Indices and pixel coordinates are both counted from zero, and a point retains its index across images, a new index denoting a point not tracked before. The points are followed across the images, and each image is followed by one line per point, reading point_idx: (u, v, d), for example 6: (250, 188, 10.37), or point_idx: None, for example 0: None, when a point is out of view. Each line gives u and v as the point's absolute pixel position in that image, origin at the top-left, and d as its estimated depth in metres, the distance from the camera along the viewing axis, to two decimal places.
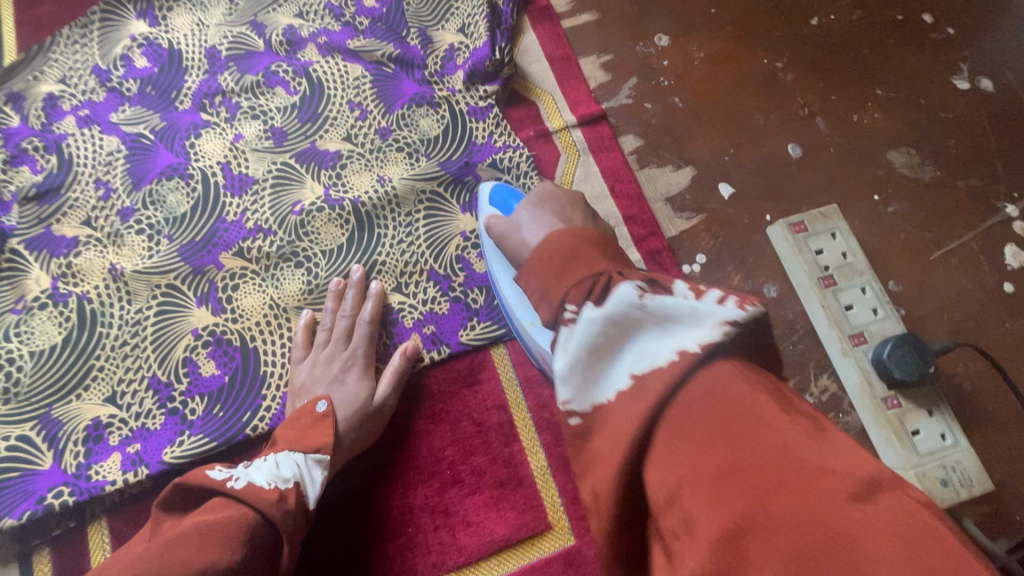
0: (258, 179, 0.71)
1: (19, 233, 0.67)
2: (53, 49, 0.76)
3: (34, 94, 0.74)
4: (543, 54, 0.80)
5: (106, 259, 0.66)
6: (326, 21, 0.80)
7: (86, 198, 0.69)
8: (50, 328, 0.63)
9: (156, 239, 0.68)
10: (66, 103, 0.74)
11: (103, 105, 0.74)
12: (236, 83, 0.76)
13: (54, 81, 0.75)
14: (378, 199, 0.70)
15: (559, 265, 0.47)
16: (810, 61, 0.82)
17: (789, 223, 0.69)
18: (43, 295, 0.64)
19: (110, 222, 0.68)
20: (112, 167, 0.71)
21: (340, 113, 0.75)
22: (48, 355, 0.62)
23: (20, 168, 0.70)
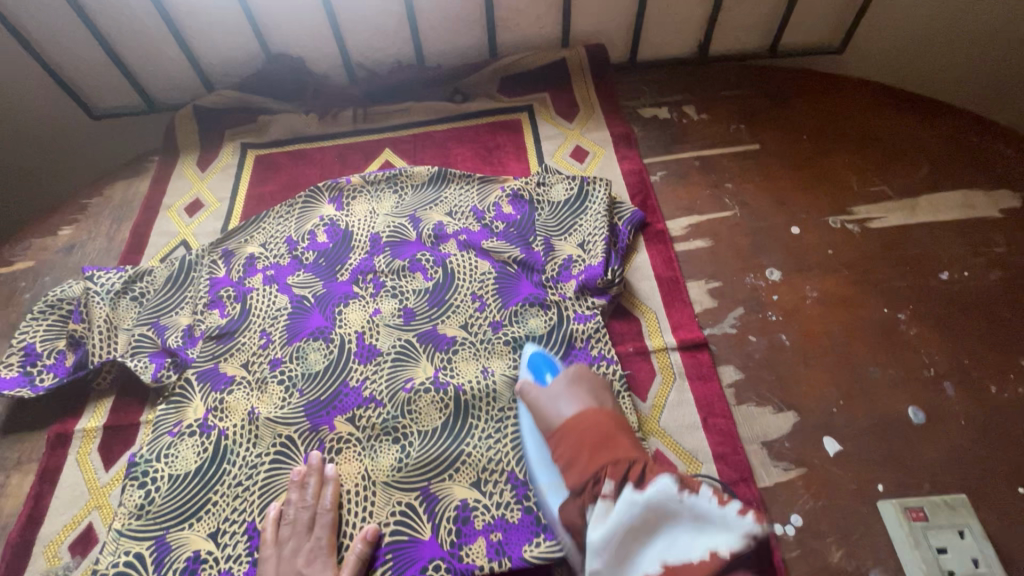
0: (383, 351, 0.82)
1: (194, 364, 0.83)
2: (265, 221, 0.99)
3: (241, 253, 0.96)
4: (653, 273, 0.87)
5: (249, 401, 0.79)
6: (469, 221, 0.95)
7: (250, 344, 0.85)
8: (189, 455, 0.75)
9: (290, 390, 0.79)
10: (261, 263, 0.94)
11: (285, 268, 0.93)
12: (387, 265, 0.91)
13: (257, 244, 0.97)
14: (478, 391, 0.76)
15: (596, 439, 0.59)
16: (939, 317, 0.79)
17: (905, 508, 0.64)
18: (195, 424, 0.77)
19: (261, 368, 0.82)
20: (276, 321, 0.87)
21: (463, 302, 0.86)
22: (180, 479, 0.73)
23: (212, 311, 0.89)
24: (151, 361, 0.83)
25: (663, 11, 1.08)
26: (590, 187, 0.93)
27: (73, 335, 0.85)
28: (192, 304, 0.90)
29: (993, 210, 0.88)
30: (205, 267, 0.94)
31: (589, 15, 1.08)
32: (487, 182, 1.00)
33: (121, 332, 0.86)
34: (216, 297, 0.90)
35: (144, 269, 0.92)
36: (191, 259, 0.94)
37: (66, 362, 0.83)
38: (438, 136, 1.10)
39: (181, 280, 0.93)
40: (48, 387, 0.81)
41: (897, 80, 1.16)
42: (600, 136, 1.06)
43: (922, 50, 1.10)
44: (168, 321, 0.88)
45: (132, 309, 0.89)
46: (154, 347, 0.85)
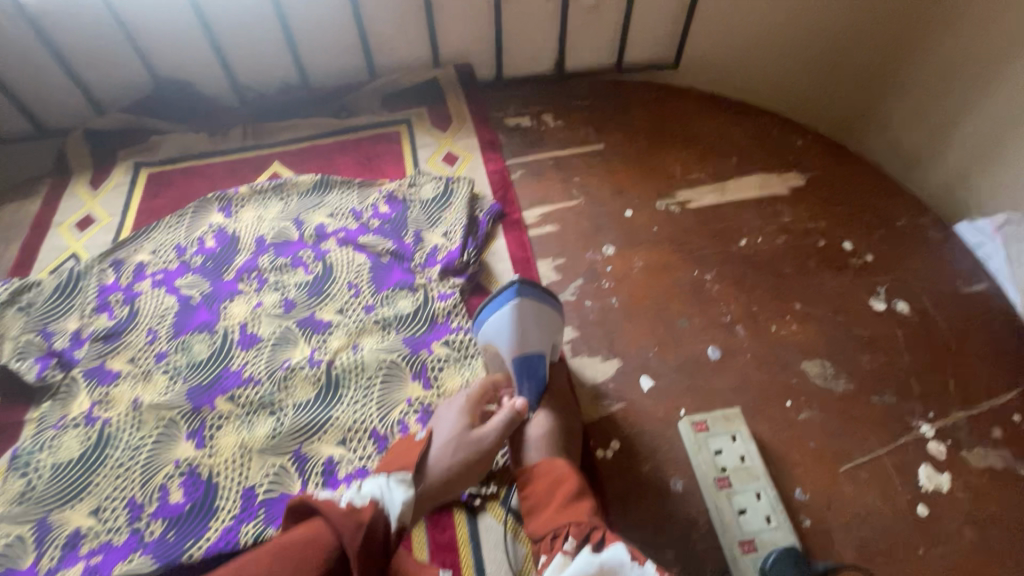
0: (264, 338, 0.90)
1: (81, 364, 0.88)
2: (155, 231, 1.06)
3: (131, 262, 1.02)
4: (508, 255, 1.00)
5: (134, 392, 0.85)
6: (348, 221, 1.06)
7: (137, 341, 0.91)
8: (74, 442, 0.80)
9: (175, 379, 0.86)
10: (150, 269, 1.01)
11: (174, 271, 1.00)
12: (270, 264, 1.00)
13: (147, 252, 1.03)
14: (349, 365, 0.86)
15: (560, 492, 0.66)
16: (737, 275, 0.95)
17: (693, 422, 0.78)
18: (79, 416, 0.83)
19: (146, 361, 0.88)
20: (162, 319, 0.94)
21: (339, 291, 0.96)
22: (64, 465, 0.78)
23: (99, 315, 0.94)
24: (36, 363, 0.88)
25: (517, 33, 1.24)
26: (454, 185, 1.06)
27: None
28: (80, 310, 0.95)
29: (784, 188, 1.07)
30: (94, 276, 0.99)
31: (454, 38, 1.22)
32: (366, 186, 1.11)
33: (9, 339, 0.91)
34: (105, 301, 0.96)
35: (31, 283, 0.97)
36: (79, 270, 0.99)
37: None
38: (323, 148, 1.20)
39: (69, 289, 0.97)
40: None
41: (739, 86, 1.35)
42: (469, 143, 1.20)
43: (748, 59, 1.30)
44: (56, 327, 0.93)
45: (19, 319, 0.93)
46: (41, 349, 0.90)
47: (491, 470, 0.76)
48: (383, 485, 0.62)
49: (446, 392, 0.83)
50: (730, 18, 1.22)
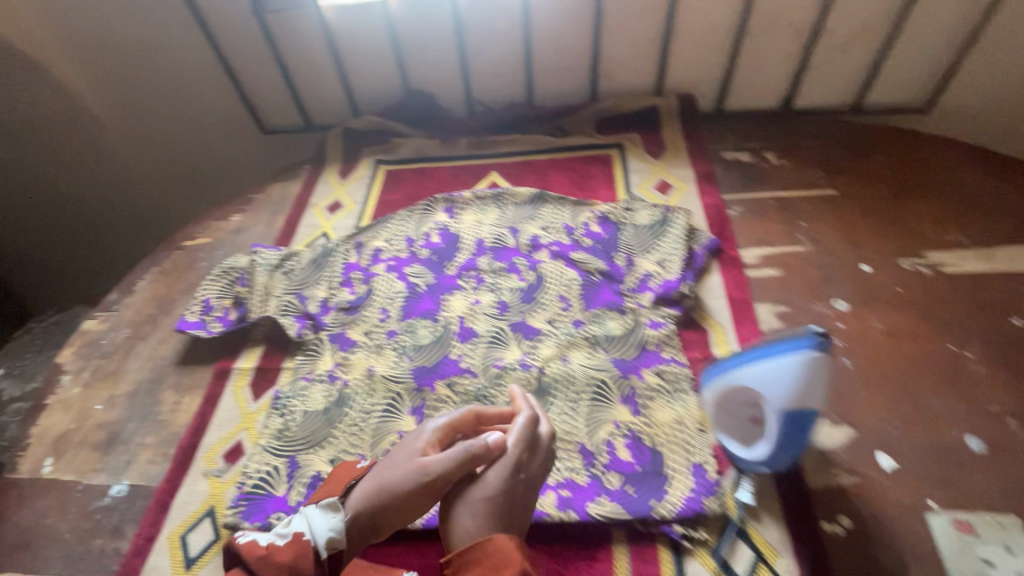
0: (480, 334, 0.96)
1: (327, 327, 1.01)
2: (390, 221, 1.19)
3: (370, 246, 1.15)
4: (724, 293, 0.96)
5: (369, 361, 0.95)
6: (560, 235, 1.10)
7: (372, 317, 1.02)
8: (319, 396, 0.92)
9: (402, 357, 0.95)
10: (385, 255, 1.13)
11: (404, 260, 1.12)
12: (488, 266, 1.07)
13: (383, 239, 1.16)
14: (558, 375, 0.89)
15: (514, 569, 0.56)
16: (1006, 357, 0.82)
17: (954, 520, 0.69)
18: (324, 374, 0.95)
19: (378, 337, 0.99)
20: (393, 301, 1.04)
21: (550, 301, 0.99)
22: (312, 414, 0.90)
23: (343, 288, 1.08)
24: (295, 320, 1.03)
25: (750, 67, 1.21)
26: (670, 215, 1.06)
27: (238, 296, 1.07)
28: (328, 281, 1.10)
29: None
30: (340, 254, 1.14)
31: (683, 69, 1.23)
32: (579, 205, 1.14)
33: (275, 295, 1.07)
34: (348, 277, 1.10)
35: (293, 252, 1.14)
36: (331, 247, 1.15)
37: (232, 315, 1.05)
38: (539, 164, 1.27)
39: (321, 262, 1.13)
40: (217, 333, 1.02)
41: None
42: (684, 174, 1.18)
43: None
44: (308, 293, 1.08)
45: (282, 281, 1.10)
46: (298, 309, 1.05)
47: (702, 515, 0.72)
48: (310, 515, 0.63)
49: (655, 422, 0.81)
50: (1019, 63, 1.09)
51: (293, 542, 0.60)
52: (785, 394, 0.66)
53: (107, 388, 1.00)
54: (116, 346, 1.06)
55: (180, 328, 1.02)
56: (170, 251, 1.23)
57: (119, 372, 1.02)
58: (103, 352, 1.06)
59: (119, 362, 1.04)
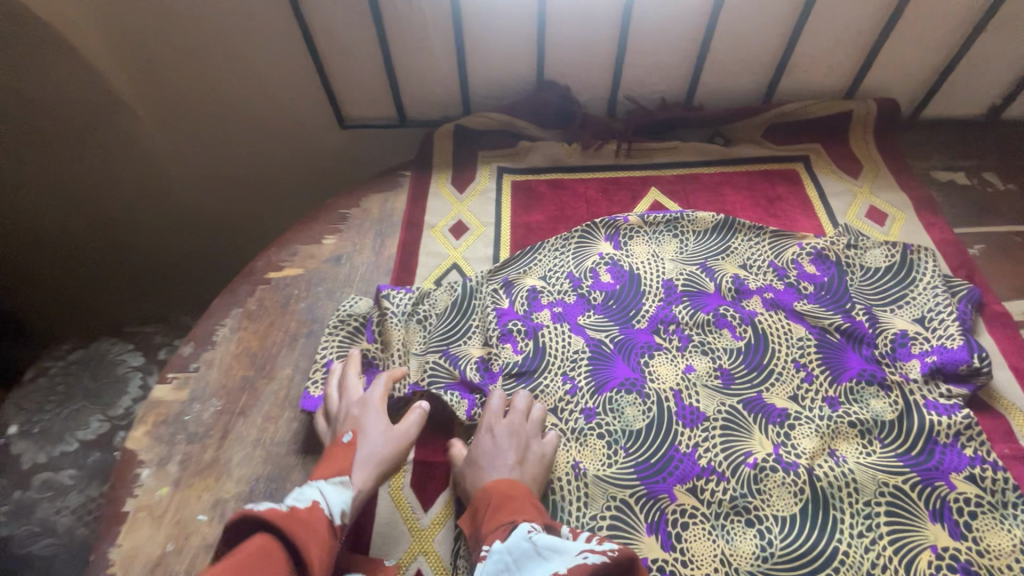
0: (709, 415, 0.75)
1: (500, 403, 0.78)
2: (540, 251, 0.95)
3: (521, 284, 0.90)
4: (1006, 363, 0.77)
5: (571, 455, 0.74)
6: (770, 278, 0.89)
7: (555, 388, 0.79)
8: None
9: (614, 448, 0.73)
10: (544, 298, 0.88)
11: (573, 307, 0.88)
12: (689, 317, 0.85)
13: (537, 276, 0.92)
14: (835, 478, 0.69)
15: (501, 497, 0.64)
16: None
17: None
18: None
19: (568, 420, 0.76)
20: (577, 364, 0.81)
21: (786, 369, 0.79)
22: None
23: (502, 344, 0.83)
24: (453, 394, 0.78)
25: (971, 69, 1.00)
26: (914, 257, 0.86)
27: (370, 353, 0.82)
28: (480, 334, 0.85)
29: None
30: (487, 296, 0.88)
31: (889, 67, 1.01)
32: (781, 236, 0.93)
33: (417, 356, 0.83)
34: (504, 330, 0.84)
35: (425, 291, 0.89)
36: (472, 285, 0.89)
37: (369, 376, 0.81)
38: (708, 179, 1.04)
39: (464, 306, 0.88)
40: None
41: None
42: (896, 198, 0.98)
43: None
44: (458, 351, 0.83)
45: (418, 333, 0.86)
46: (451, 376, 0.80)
47: None
48: (323, 489, 0.61)
49: (991, 551, 0.63)
50: None
51: (309, 508, 0.57)
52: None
53: (209, 491, 0.74)
54: (207, 426, 0.80)
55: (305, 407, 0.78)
56: (251, 287, 0.96)
57: (221, 465, 0.77)
58: (191, 433, 0.80)
59: (217, 449, 0.78)
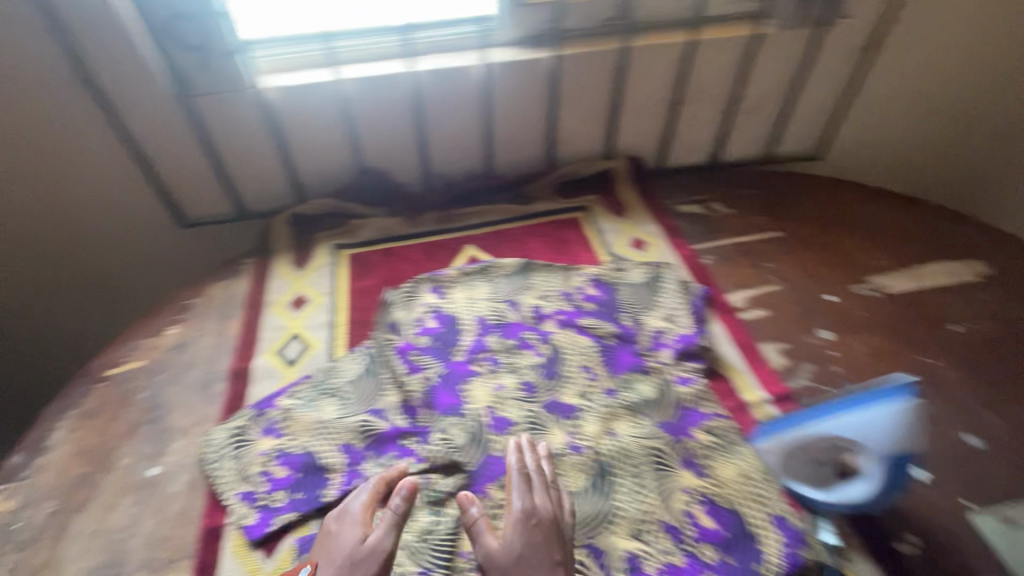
0: (516, 421, 0.91)
1: (333, 452, 0.87)
2: (392, 302, 1.07)
3: (380, 338, 1.02)
4: (730, 338, 1.02)
5: (416, 470, 0.85)
6: (561, 303, 1.10)
7: (393, 413, 0.92)
8: (427, 519, 0.80)
9: (452, 459, 0.85)
10: (402, 331, 1.03)
11: (402, 347, 1.00)
12: (499, 345, 1.02)
13: (387, 325, 1.04)
14: (613, 452, 0.86)
15: None
16: (961, 359, 0.98)
17: (992, 515, 0.78)
18: (375, 521, 0.79)
19: (435, 445, 0.86)
20: (425, 402, 0.93)
21: (575, 373, 0.98)
22: (428, 542, 0.78)
23: (381, 404, 0.93)
24: (344, 455, 0.87)
25: (686, 129, 1.34)
26: (662, 270, 1.12)
27: (276, 452, 0.87)
28: (358, 399, 0.95)
29: (972, 275, 1.12)
30: (346, 364, 1.00)
31: (629, 133, 1.32)
32: (569, 270, 1.15)
33: (302, 433, 0.90)
34: (383, 391, 0.95)
35: (306, 380, 0.97)
36: (372, 348, 1.02)
37: (285, 472, 0.85)
38: (513, 232, 1.26)
39: (324, 381, 0.98)
40: (295, 514, 0.81)
41: (891, 163, 1.46)
42: (652, 229, 1.26)
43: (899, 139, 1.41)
44: (296, 417, 0.92)
45: (305, 413, 0.93)
46: (337, 441, 0.89)
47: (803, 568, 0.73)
48: None
49: (724, 480, 0.82)
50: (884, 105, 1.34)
51: None
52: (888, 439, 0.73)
53: None
54: (40, 528, 0.81)
55: (250, 535, 0.79)
56: (89, 385, 0.98)
57: (54, 564, 0.77)
58: (22, 540, 0.80)
59: (51, 549, 0.79)
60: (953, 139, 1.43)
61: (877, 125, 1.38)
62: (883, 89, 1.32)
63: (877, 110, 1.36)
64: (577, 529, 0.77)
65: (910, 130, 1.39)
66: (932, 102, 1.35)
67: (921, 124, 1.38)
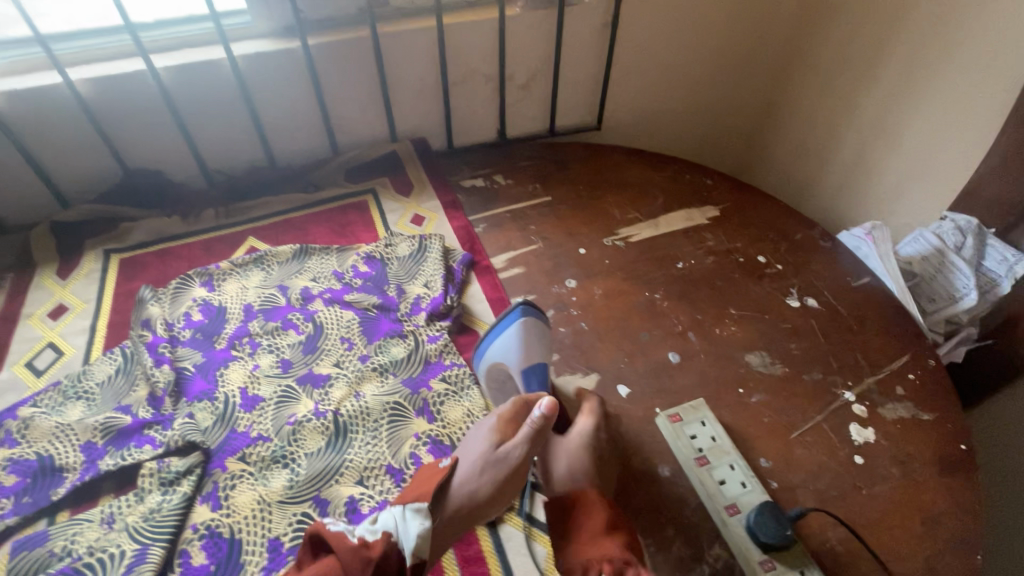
0: (266, 398, 0.94)
1: (71, 453, 0.87)
2: (152, 302, 1.08)
3: (135, 336, 1.02)
4: (484, 296, 1.12)
5: (153, 456, 0.86)
6: (331, 282, 1.14)
7: (139, 407, 0.93)
8: (155, 500, 0.81)
9: (192, 441, 0.87)
10: (157, 327, 1.03)
11: (153, 342, 1.01)
12: (261, 328, 1.05)
13: (142, 324, 1.04)
14: (354, 412, 0.92)
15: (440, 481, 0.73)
16: (680, 292, 1.13)
17: (668, 415, 0.91)
18: (102, 511, 0.80)
19: (174, 430, 0.88)
20: (171, 391, 0.94)
21: (334, 345, 1.03)
22: (150, 521, 0.78)
23: (131, 400, 0.94)
24: (83, 454, 0.87)
25: (463, 109, 1.42)
26: (428, 241, 1.18)
27: (7, 461, 0.86)
28: (107, 398, 0.95)
29: (704, 218, 1.29)
30: (101, 367, 0.99)
31: (409, 116, 1.38)
32: (343, 250, 1.20)
33: (39, 439, 0.88)
34: (134, 387, 0.96)
35: (52, 388, 0.96)
36: (129, 347, 1.01)
37: (14, 479, 0.84)
38: (297, 221, 1.29)
39: (73, 386, 0.96)
40: (18, 518, 0.81)
41: (659, 128, 1.62)
42: (433, 204, 1.33)
43: (661, 106, 1.56)
44: (33, 424, 0.90)
45: (46, 419, 0.91)
46: (77, 442, 0.88)
47: None
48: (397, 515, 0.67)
49: (449, 421, 0.91)
50: (641, 75, 1.47)
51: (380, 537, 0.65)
52: (517, 353, 0.86)
53: None
54: None
55: None
56: None
57: None
58: None
59: None
60: (709, 104, 1.60)
61: (638, 96, 1.52)
62: (637, 62, 1.44)
63: (636, 82, 1.49)
64: (304, 484, 0.84)
65: (669, 98, 1.55)
66: (682, 71, 1.50)
67: (679, 91, 1.54)
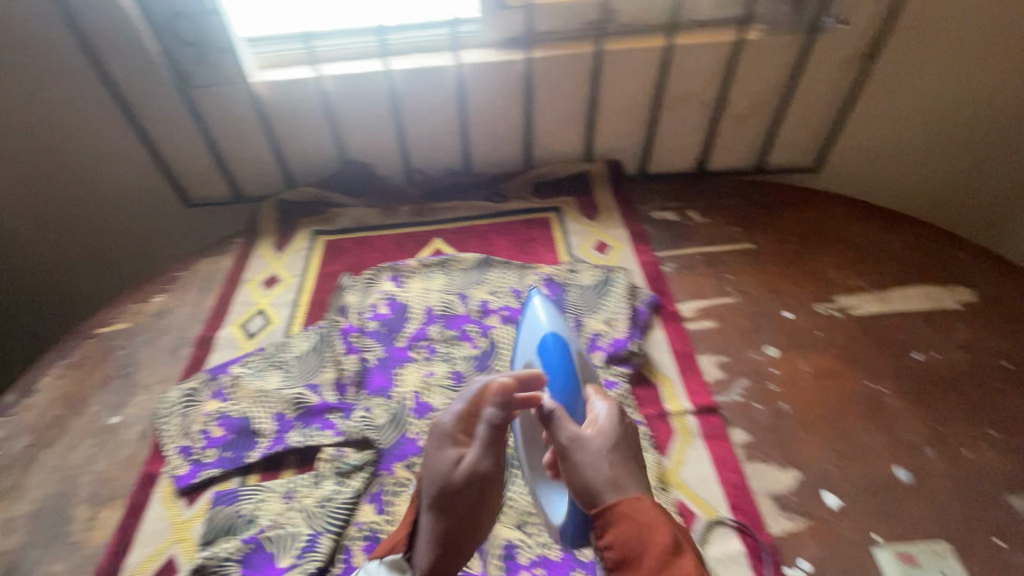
0: (437, 408, 0.95)
1: (266, 419, 0.95)
2: (349, 288, 1.15)
3: (331, 319, 1.09)
4: (669, 348, 1.01)
5: (333, 442, 0.90)
6: (509, 299, 1.12)
7: (325, 388, 0.98)
8: (330, 488, 0.85)
9: (366, 436, 0.90)
10: (351, 313, 1.09)
11: (346, 329, 1.07)
12: (439, 334, 1.06)
13: (338, 308, 1.10)
14: (520, 446, 0.88)
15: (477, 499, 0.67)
16: (915, 390, 0.93)
17: (898, 553, 0.77)
18: (286, 485, 0.85)
19: (355, 421, 0.92)
20: (356, 381, 0.99)
21: (505, 367, 1.02)
22: (325, 509, 0.82)
23: (319, 379, 1.00)
24: (275, 422, 0.94)
25: (667, 136, 1.32)
26: (613, 274, 1.12)
27: (217, 414, 0.96)
28: (300, 373, 1.02)
29: (953, 302, 1.05)
30: (297, 341, 1.07)
31: (608, 137, 1.32)
32: (523, 268, 1.18)
33: (242, 399, 0.98)
34: (323, 367, 1.02)
35: (257, 352, 1.05)
36: (323, 328, 1.09)
37: (221, 432, 0.94)
38: (481, 229, 1.30)
39: (274, 354, 1.05)
40: (219, 470, 0.89)
41: (891, 180, 1.39)
42: (618, 233, 1.25)
43: (902, 155, 1.34)
44: (241, 384, 1.00)
45: (250, 381, 1.01)
46: (271, 410, 0.96)
47: None
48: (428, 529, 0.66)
49: None
50: (886, 116, 1.27)
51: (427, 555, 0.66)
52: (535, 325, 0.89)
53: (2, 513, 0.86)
54: (14, 459, 0.93)
55: (179, 483, 0.87)
56: (79, 342, 1.11)
57: (18, 491, 0.89)
58: None
59: (19, 476, 0.91)
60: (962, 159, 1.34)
61: (876, 139, 1.31)
62: (884, 107, 1.25)
63: (878, 126, 1.29)
64: None
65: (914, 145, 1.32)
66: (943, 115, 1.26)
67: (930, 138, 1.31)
